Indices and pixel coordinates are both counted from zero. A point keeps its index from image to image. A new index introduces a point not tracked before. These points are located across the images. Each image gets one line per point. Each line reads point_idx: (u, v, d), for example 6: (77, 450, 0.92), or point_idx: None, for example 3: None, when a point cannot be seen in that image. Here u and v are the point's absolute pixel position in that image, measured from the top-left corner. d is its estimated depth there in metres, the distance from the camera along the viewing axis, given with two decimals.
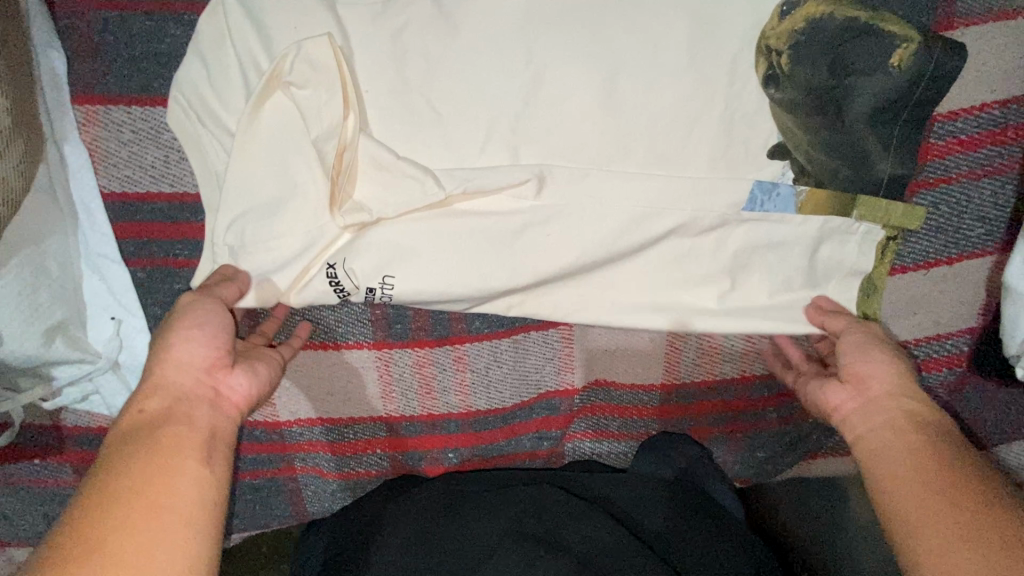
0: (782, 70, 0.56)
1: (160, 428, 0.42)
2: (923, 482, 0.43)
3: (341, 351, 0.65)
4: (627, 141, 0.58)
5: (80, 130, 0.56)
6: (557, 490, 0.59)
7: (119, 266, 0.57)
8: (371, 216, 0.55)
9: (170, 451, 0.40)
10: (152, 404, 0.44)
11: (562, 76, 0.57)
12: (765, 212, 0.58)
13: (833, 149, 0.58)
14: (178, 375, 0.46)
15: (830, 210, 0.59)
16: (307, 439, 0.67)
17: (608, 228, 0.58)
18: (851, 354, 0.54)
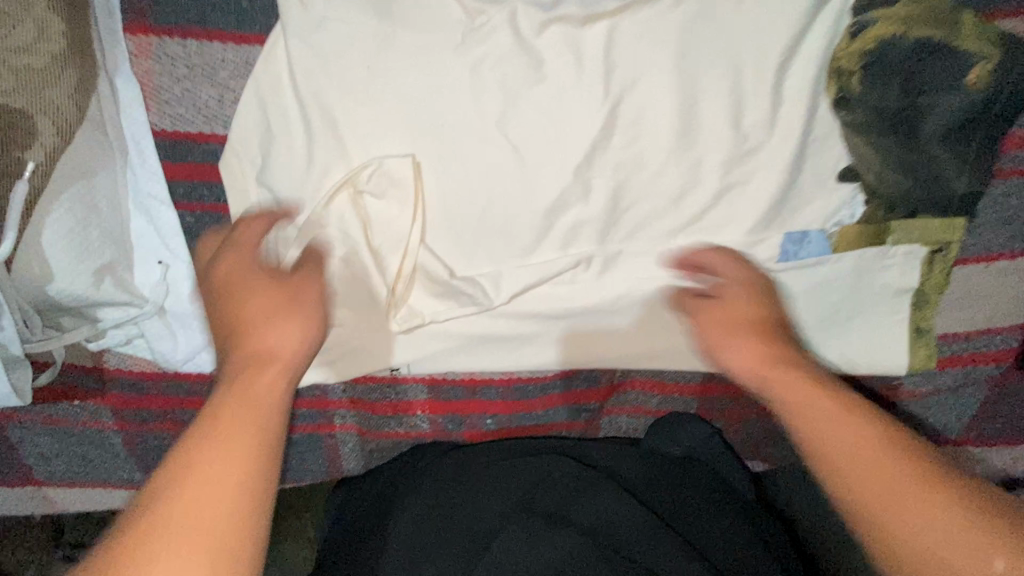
0: (853, 92, 0.55)
1: (256, 394, 0.41)
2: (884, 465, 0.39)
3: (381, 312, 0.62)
4: (696, 119, 0.56)
5: (131, 62, 0.53)
6: (564, 460, 0.59)
7: (168, 208, 0.56)
8: (423, 320, 0.60)
9: (243, 429, 0.38)
10: (255, 374, 0.43)
11: (639, 41, 0.54)
12: (801, 261, 0.59)
13: (906, 169, 0.56)
14: (281, 356, 0.45)
15: (864, 243, 0.58)
16: (348, 396, 0.66)
17: (667, 199, 0.59)
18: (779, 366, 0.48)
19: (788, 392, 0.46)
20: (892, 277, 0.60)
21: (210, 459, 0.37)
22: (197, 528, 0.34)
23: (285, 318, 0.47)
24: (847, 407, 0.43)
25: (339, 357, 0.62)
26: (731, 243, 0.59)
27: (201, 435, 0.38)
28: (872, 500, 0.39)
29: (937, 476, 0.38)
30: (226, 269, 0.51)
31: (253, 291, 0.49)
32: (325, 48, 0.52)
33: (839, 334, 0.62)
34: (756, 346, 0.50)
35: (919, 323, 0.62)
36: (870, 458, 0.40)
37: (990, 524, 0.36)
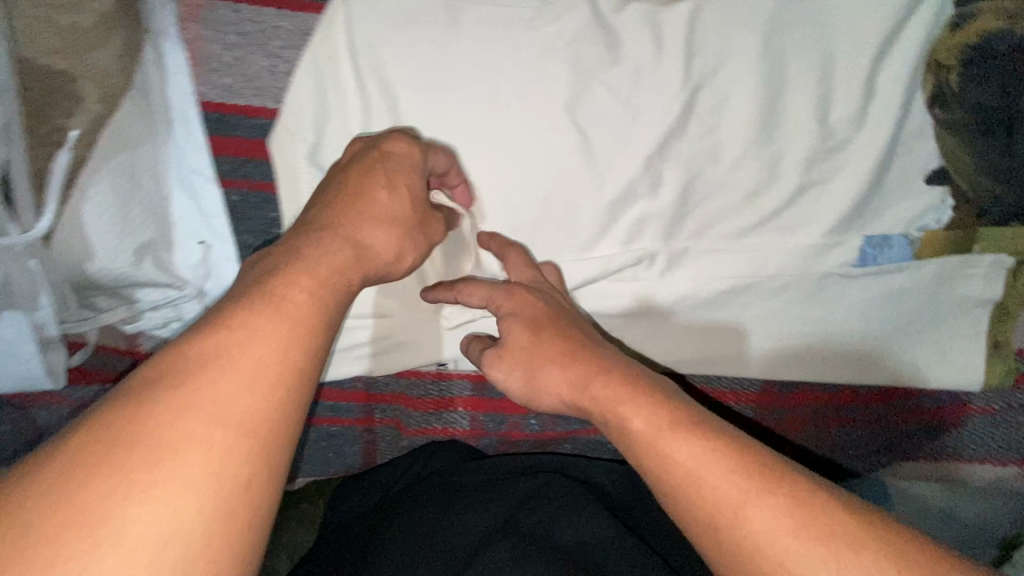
0: (951, 89, 0.51)
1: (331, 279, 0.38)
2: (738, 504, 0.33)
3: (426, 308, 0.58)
4: (778, 111, 0.52)
5: (180, 26, 0.49)
6: (557, 475, 0.57)
7: (212, 184, 0.52)
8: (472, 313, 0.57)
9: (306, 315, 0.35)
10: (331, 262, 0.40)
11: (721, 24, 0.50)
12: (878, 268, 0.56)
13: (1000, 173, 0.53)
14: (367, 267, 0.43)
15: (948, 250, 0.55)
16: (390, 390, 0.63)
17: (739, 196, 0.55)
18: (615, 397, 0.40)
19: (637, 418, 0.38)
20: (974, 287, 0.57)
21: (270, 334, 0.33)
22: (233, 410, 0.30)
23: (395, 231, 0.45)
24: (664, 416, 0.38)
25: (385, 349, 0.59)
26: (806, 245, 0.56)
27: (263, 306, 0.34)
28: (709, 525, 0.34)
29: (755, 481, 0.34)
30: (387, 154, 0.47)
31: (391, 186, 0.46)
32: (393, 20, 0.49)
33: (907, 345, 0.59)
34: (564, 367, 0.44)
35: (996, 336, 0.59)
36: (690, 482, 0.35)
37: (814, 523, 0.32)
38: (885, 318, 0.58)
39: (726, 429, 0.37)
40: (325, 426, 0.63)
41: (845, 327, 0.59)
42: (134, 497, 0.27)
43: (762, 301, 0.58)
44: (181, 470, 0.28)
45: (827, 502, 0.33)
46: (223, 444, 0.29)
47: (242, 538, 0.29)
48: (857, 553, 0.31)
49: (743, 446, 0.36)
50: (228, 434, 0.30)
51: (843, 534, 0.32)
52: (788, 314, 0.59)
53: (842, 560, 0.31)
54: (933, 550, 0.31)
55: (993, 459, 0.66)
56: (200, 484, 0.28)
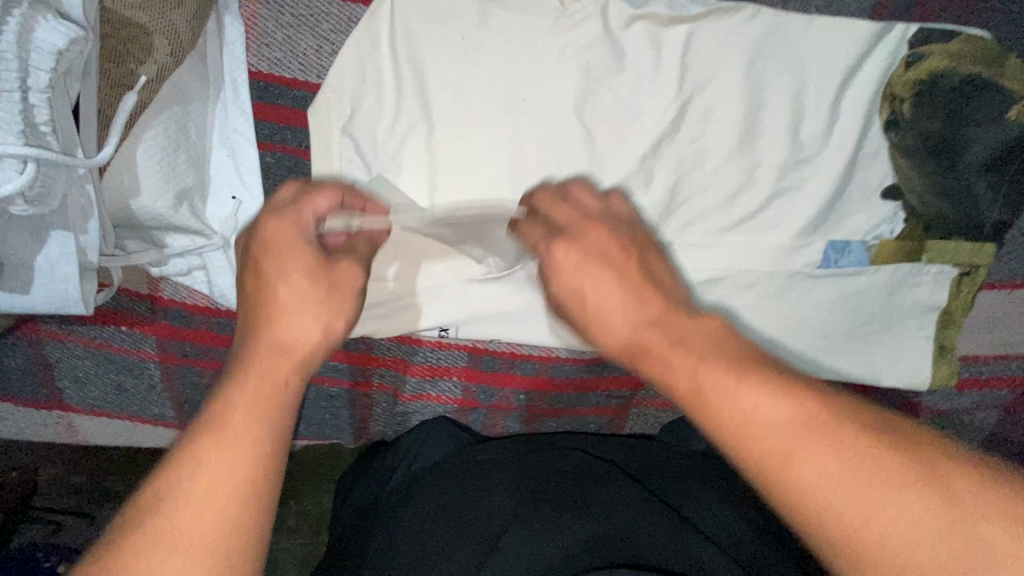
0: (903, 117, 0.60)
1: (265, 397, 0.40)
2: (793, 442, 0.35)
3: (433, 276, 0.62)
4: (757, 125, 0.60)
5: (241, 3, 0.55)
6: (577, 450, 0.62)
7: (251, 145, 0.57)
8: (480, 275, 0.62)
9: (254, 431, 0.38)
10: (262, 372, 0.41)
11: (710, 47, 0.59)
12: (838, 269, 0.63)
13: (944, 193, 0.61)
14: (294, 349, 0.43)
15: (900, 257, 0.63)
16: (388, 356, 0.67)
17: (722, 197, 0.63)
18: (660, 364, 0.41)
19: (682, 366, 0.40)
20: (924, 293, 0.64)
21: (201, 489, 0.36)
22: (194, 536, 0.34)
23: (308, 305, 0.45)
24: (708, 364, 0.39)
25: (393, 310, 0.63)
26: (778, 244, 0.63)
27: (190, 467, 0.36)
28: (763, 470, 0.36)
29: (804, 416, 0.35)
30: (270, 245, 0.46)
31: (289, 269, 0.45)
32: (427, 14, 0.56)
33: (864, 343, 0.66)
34: (622, 311, 0.45)
35: (942, 342, 0.66)
36: (743, 433, 0.36)
37: (873, 466, 0.34)
38: (846, 316, 0.65)
39: (770, 365, 0.39)
40: (325, 387, 0.67)
41: (811, 322, 0.65)
42: None
43: (740, 292, 0.65)
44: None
45: (887, 445, 0.34)
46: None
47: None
48: (908, 483, 0.33)
49: (790, 381, 0.37)
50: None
51: (903, 473, 0.34)
52: (763, 307, 0.65)
53: (896, 490, 0.33)
54: (988, 470, 0.34)
55: None
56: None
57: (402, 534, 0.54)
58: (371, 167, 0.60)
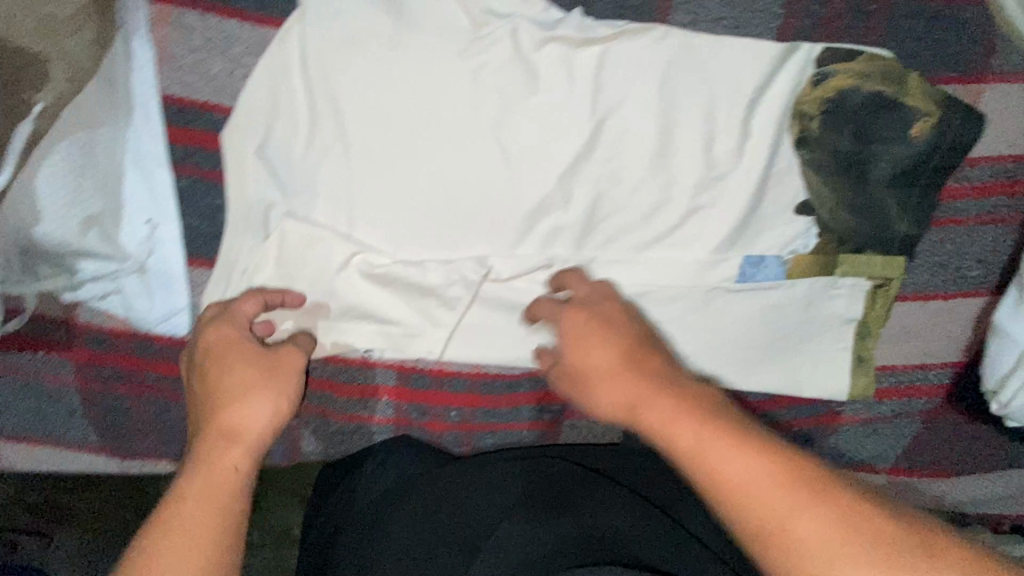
0: (813, 134, 0.61)
1: (218, 486, 0.47)
2: (789, 512, 0.38)
3: (351, 297, 0.61)
4: (672, 145, 0.62)
5: (151, 28, 0.55)
6: (568, 460, 0.62)
7: (164, 169, 0.57)
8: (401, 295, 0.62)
9: (210, 523, 0.45)
10: (220, 464, 0.48)
11: (622, 69, 0.60)
12: (756, 283, 0.64)
13: (855, 208, 0.62)
14: (244, 437, 0.50)
15: (816, 271, 0.64)
16: (315, 377, 0.67)
17: (641, 214, 0.64)
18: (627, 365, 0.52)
19: (681, 430, 0.44)
20: (840, 306, 0.65)
21: (181, 569, 0.42)
22: None
23: (258, 394, 0.51)
24: (710, 427, 0.43)
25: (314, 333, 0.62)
26: (697, 260, 0.64)
27: (168, 546, 0.43)
28: (761, 538, 0.38)
29: (799, 485, 0.38)
30: (207, 348, 0.54)
31: (231, 364, 0.53)
32: (337, 38, 0.56)
33: (784, 355, 0.67)
34: (613, 364, 0.53)
35: (861, 353, 0.67)
36: (741, 494, 0.39)
37: (867, 534, 0.36)
38: (766, 328, 0.66)
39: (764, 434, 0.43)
40: None
41: (733, 335, 0.66)
42: None
43: (663, 308, 0.66)
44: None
45: (887, 523, 0.37)
46: None
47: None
48: (903, 552, 0.36)
49: (784, 451, 0.41)
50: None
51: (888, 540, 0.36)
52: (685, 322, 0.66)
53: (892, 561, 0.36)
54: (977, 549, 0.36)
55: (867, 467, 0.72)
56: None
57: (390, 550, 0.55)
58: (286, 190, 0.59)
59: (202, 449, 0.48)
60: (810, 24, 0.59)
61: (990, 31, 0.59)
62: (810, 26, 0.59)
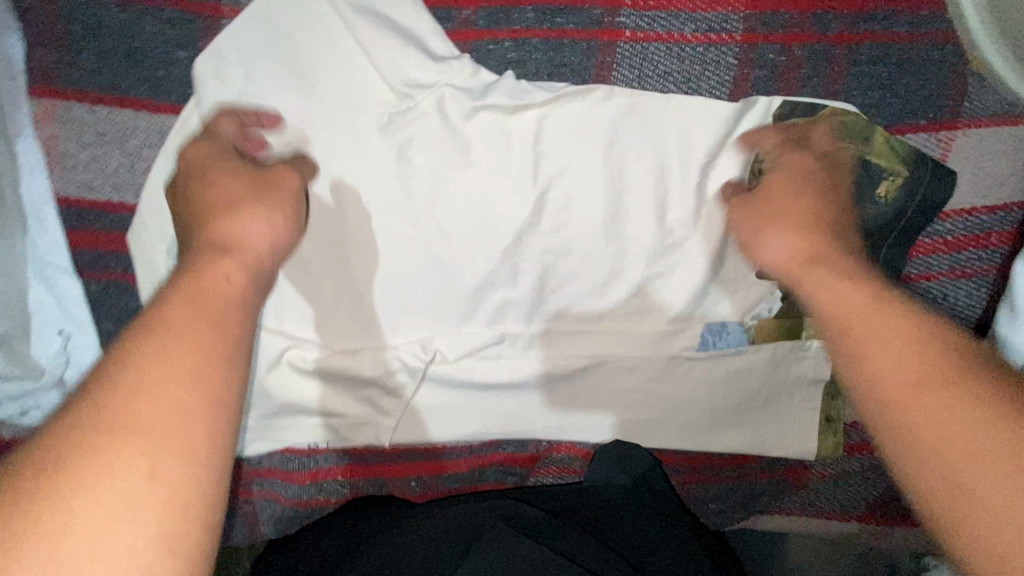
0: None
1: (214, 312, 0.36)
2: (921, 367, 0.35)
3: (290, 398, 0.58)
4: (623, 210, 0.57)
5: (36, 126, 0.51)
6: (524, 503, 0.57)
7: (72, 279, 0.53)
8: (347, 385, 0.58)
9: (201, 346, 0.33)
10: (210, 276, 0.38)
11: (563, 131, 0.54)
12: (719, 351, 0.61)
13: None
14: (253, 257, 0.42)
15: (780, 335, 0.61)
16: (261, 466, 0.66)
17: (596, 283, 0.59)
18: (754, 233, 0.51)
19: (832, 287, 0.43)
20: (806, 368, 0.63)
21: (176, 391, 0.31)
22: (151, 430, 0.30)
23: (256, 210, 0.44)
24: (887, 297, 0.40)
25: (260, 431, 0.59)
26: (653, 329, 0.60)
27: (164, 355, 0.32)
28: (885, 384, 0.36)
29: (953, 358, 0.35)
30: (190, 164, 0.48)
31: (215, 176, 0.46)
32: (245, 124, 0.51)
33: (751, 417, 0.64)
34: (781, 231, 0.49)
35: (829, 412, 0.65)
36: (879, 346, 0.38)
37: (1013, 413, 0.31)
38: (734, 392, 0.63)
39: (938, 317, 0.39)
40: None
41: (700, 401, 0.63)
42: (55, 527, 0.27)
43: (622, 377, 0.63)
44: (119, 512, 0.28)
45: None
46: (111, 513, 0.28)
47: (200, 543, 0.30)
48: None
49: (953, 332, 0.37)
50: (154, 467, 0.29)
51: None
52: (649, 389, 0.63)
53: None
54: None
55: (837, 517, 0.71)
56: (158, 517, 0.28)
57: None
58: None
59: (201, 258, 0.39)
60: (765, 76, 0.54)
61: (962, 72, 0.55)
62: (765, 77, 0.54)
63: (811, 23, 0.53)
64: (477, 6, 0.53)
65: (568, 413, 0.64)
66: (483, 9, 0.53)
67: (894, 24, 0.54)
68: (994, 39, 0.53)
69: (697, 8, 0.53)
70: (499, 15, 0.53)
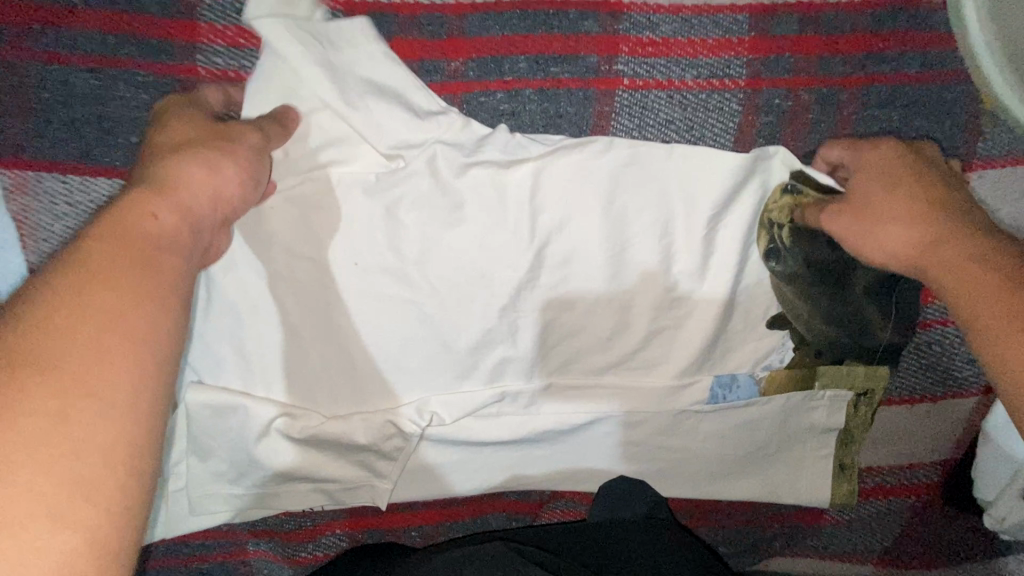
0: (782, 244, 0.54)
1: (139, 254, 0.33)
2: None
3: (286, 469, 0.55)
4: (625, 263, 0.54)
5: (7, 199, 0.49)
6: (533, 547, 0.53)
7: None
8: (344, 449, 0.56)
9: (148, 293, 0.32)
10: (148, 219, 0.36)
11: (563, 181, 0.52)
12: (728, 404, 0.58)
13: (832, 317, 0.56)
14: (191, 206, 0.39)
15: (792, 386, 0.58)
16: (256, 528, 0.64)
17: (599, 336, 0.57)
18: (862, 228, 0.49)
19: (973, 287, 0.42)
20: (820, 417, 0.60)
21: (94, 332, 0.29)
22: (90, 371, 0.28)
23: (197, 155, 0.41)
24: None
25: (251, 503, 0.56)
26: (659, 385, 0.58)
27: (81, 292, 0.30)
28: None
29: None
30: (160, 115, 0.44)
31: (173, 122, 0.43)
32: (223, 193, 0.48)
33: (762, 466, 0.62)
34: (890, 228, 0.48)
35: (844, 459, 0.62)
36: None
37: None
38: (744, 441, 0.61)
39: None
40: (196, 564, 0.64)
41: (709, 451, 0.61)
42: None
43: (628, 429, 0.60)
44: (42, 453, 0.26)
45: None
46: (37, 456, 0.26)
47: (127, 488, 0.28)
48: None
49: None
50: (73, 396, 0.27)
51: None
52: (655, 442, 0.61)
53: None
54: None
55: (854, 559, 0.69)
56: (76, 462, 0.27)
57: None
58: (194, 358, 0.53)
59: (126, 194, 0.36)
60: (771, 121, 0.53)
61: (975, 110, 0.54)
62: (771, 123, 0.53)
63: (816, 67, 0.52)
64: (466, 57, 0.51)
65: (574, 465, 0.63)
66: (473, 61, 0.51)
67: (903, 64, 0.53)
68: (1006, 78, 0.52)
69: (697, 53, 0.52)
70: (490, 66, 0.51)
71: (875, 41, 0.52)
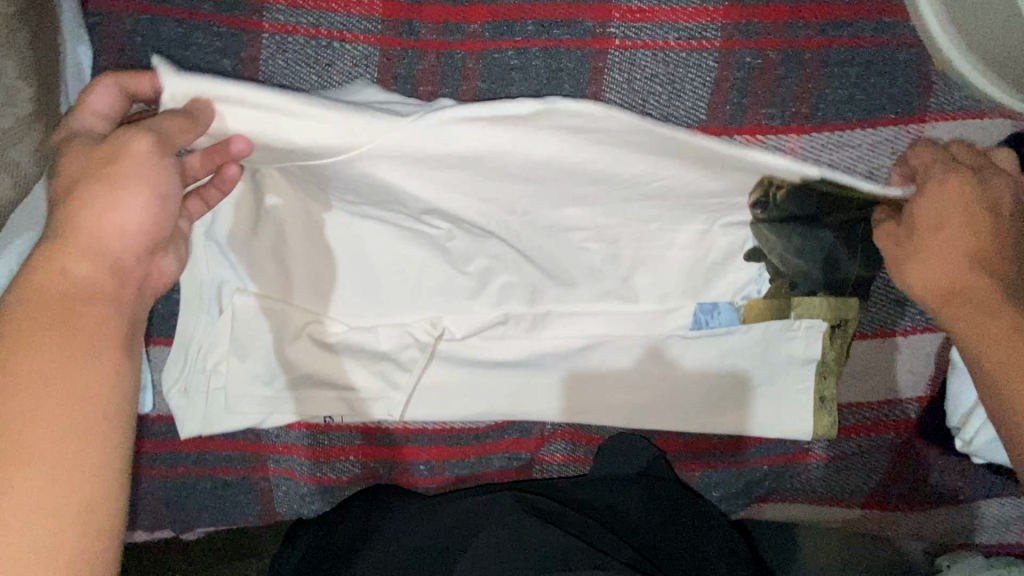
0: (773, 199, 0.57)
1: (61, 315, 0.38)
2: None
3: (318, 372, 0.63)
4: None
5: None
6: (542, 496, 0.58)
7: None
8: (372, 359, 0.64)
9: (78, 346, 0.37)
10: (64, 276, 0.39)
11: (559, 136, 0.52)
12: (711, 330, 0.65)
13: (804, 251, 0.62)
14: (102, 247, 0.41)
15: (769, 314, 0.64)
16: (278, 442, 0.70)
17: (592, 266, 0.63)
18: (902, 249, 0.55)
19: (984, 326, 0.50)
20: (799, 347, 0.65)
21: (35, 389, 0.35)
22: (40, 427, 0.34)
23: (93, 190, 0.41)
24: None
25: (278, 410, 0.63)
26: (648, 310, 0.65)
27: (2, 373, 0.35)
28: None
29: None
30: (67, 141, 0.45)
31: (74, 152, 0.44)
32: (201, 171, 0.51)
33: (747, 399, 0.67)
34: (933, 255, 0.53)
35: (822, 392, 0.67)
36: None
37: None
38: (727, 372, 0.66)
39: None
40: (221, 475, 0.70)
41: (695, 381, 0.66)
42: None
43: (620, 356, 0.66)
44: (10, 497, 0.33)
45: None
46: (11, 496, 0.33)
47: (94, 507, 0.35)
48: None
49: None
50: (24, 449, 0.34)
51: None
52: (645, 371, 0.67)
53: None
54: None
55: (839, 502, 0.72)
56: (39, 504, 0.33)
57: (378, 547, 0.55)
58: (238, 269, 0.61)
59: (37, 249, 0.40)
60: (743, 77, 0.61)
61: (926, 71, 0.62)
62: (743, 79, 0.61)
63: (782, 31, 0.60)
64: (483, 21, 0.61)
65: (570, 394, 0.68)
66: (489, 23, 0.61)
67: (859, 30, 0.61)
68: None
69: (679, 18, 0.60)
70: (502, 28, 0.61)
71: (833, 10, 0.61)
